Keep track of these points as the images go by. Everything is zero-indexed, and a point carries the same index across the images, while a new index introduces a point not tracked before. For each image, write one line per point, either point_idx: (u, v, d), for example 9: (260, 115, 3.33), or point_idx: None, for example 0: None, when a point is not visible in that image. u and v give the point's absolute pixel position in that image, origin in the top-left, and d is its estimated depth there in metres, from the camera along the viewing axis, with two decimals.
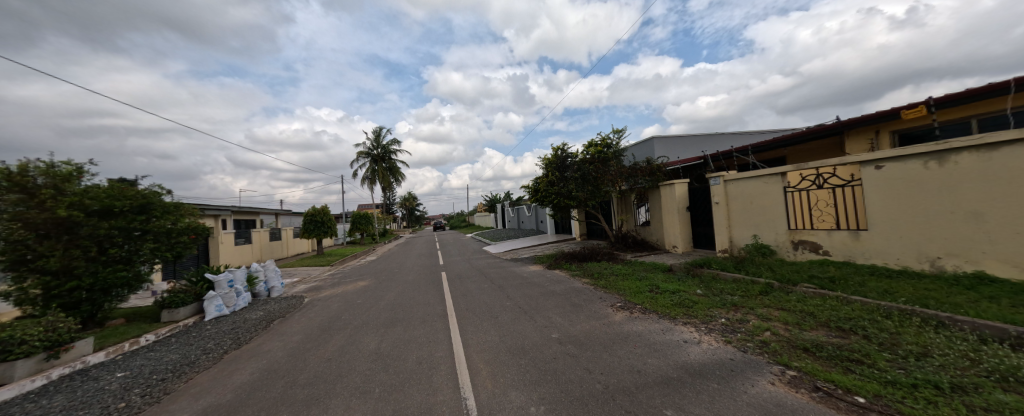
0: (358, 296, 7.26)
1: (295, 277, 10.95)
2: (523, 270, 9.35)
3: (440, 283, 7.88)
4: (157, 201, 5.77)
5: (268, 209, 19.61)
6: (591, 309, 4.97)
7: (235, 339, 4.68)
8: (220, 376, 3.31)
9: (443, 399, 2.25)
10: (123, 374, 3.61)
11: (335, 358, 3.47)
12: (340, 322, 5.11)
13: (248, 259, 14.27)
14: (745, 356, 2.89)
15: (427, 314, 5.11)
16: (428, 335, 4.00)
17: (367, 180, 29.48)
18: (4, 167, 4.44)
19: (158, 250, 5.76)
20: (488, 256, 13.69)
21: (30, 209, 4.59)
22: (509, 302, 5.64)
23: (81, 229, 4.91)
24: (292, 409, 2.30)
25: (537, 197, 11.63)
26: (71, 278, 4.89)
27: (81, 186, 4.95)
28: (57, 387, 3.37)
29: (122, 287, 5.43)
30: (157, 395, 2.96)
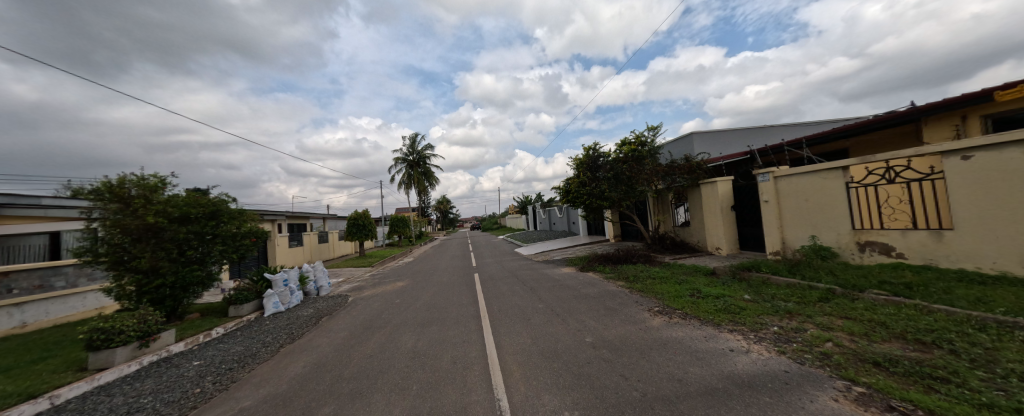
0: (396, 296, 7.61)
1: (340, 277, 11.73)
2: (555, 272, 9.25)
3: (473, 285, 8.05)
4: (225, 208, 6.46)
5: (315, 214, 21.26)
6: (627, 313, 4.79)
7: (290, 333, 5.13)
8: (277, 367, 3.63)
9: (477, 399, 2.28)
10: (198, 363, 4.08)
11: (377, 354, 3.66)
12: (380, 321, 5.39)
13: (300, 261, 15.49)
14: (802, 369, 2.62)
15: (460, 315, 5.25)
16: (462, 335, 4.09)
17: (404, 185, 30.93)
18: (107, 180, 5.23)
19: (226, 252, 6.45)
20: (520, 257, 13.71)
21: (125, 217, 5.36)
22: (541, 304, 5.61)
23: (165, 233, 5.62)
24: (339, 401, 2.47)
25: (568, 198, 11.45)
26: (158, 277, 5.64)
27: (164, 195, 5.67)
28: (148, 372, 3.90)
29: (198, 285, 6.17)
30: (226, 382, 3.31)
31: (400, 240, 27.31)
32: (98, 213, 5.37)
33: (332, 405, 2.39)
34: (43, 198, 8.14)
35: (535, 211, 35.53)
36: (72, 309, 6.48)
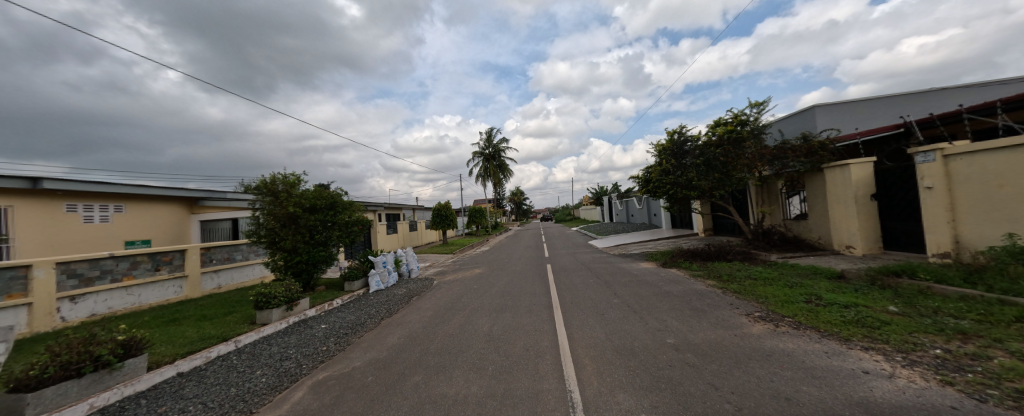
0: (474, 282, 8.18)
1: (427, 262, 13.13)
2: (633, 267, 8.72)
3: (545, 275, 8.15)
4: (340, 200, 7.79)
5: (407, 205, 24.10)
6: (718, 316, 4.26)
7: (389, 308, 5.99)
8: (379, 336, 4.29)
9: (548, 388, 2.33)
10: (325, 326, 5.09)
11: (457, 334, 4.01)
12: (460, 304, 5.88)
13: (396, 246, 17.81)
14: (982, 408, 1.97)
15: (533, 304, 5.38)
16: (535, 324, 4.19)
17: (481, 178, 32.73)
18: (264, 179, 6.81)
19: (342, 237, 7.80)
20: (594, 250, 13.30)
21: (276, 207, 6.92)
22: (617, 299, 5.37)
23: (300, 220, 7.08)
24: (427, 371, 2.80)
25: (648, 188, 10.58)
26: (297, 255, 7.15)
27: (300, 190, 7.12)
28: (292, 330, 5.01)
29: (323, 262, 7.62)
30: (343, 344, 4.06)
31: (477, 230, 29.09)
32: (259, 204, 7.03)
33: (421, 374, 2.73)
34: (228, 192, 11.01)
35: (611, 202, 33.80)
36: (246, 276, 8.68)
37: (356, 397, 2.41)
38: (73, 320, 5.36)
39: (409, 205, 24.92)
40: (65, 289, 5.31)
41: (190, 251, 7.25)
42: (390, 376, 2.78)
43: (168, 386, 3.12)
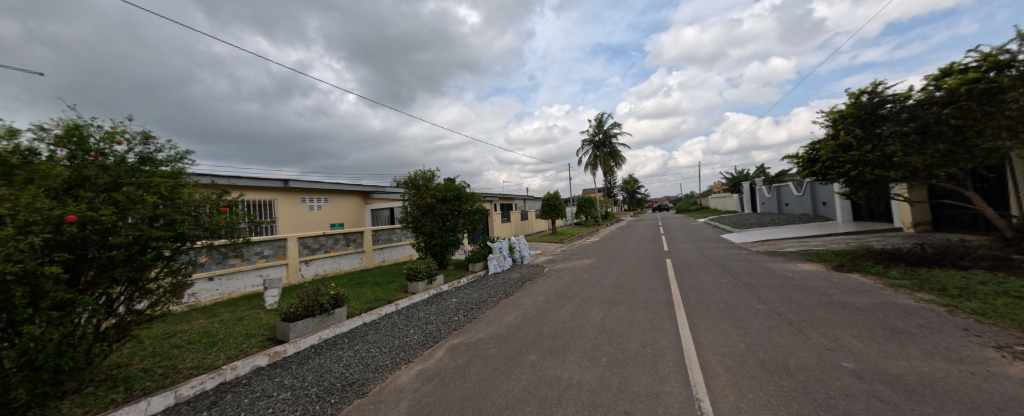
0: (585, 272, 8.12)
1: (538, 250, 13.74)
2: (785, 268, 7.01)
3: (665, 270, 7.37)
4: (465, 191, 8.87)
5: (518, 196, 25.63)
6: (937, 343, 3.02)
7: (505, 290, 6.55)
8: (498, 314, 4.76)
9: (671, 391, 2.13)
10: (455, 299, 5.97)
11: (569, 322, 4.08)
12: (571, 293, 5.94)
13: (509, 233, 19.21)
14: None
15: (650, 300, 4.98)
16: (653, 321, 3.88)
17: (590, 167, 31.85)
18: (410, 176, 8.38)
19: (466, 224, 8.91)
20: (728, 246, 11.27)
21: (418, 199, 8.43)
22: (762, 305, 4.44)
23: (435, 209, 8.43)
24: (541, 352, 2.98)
25: (814, 170, 8.18)
26: (433, 239, 8.56)
27: (435, 183, 8.46)
28: (432, 299, 6.07)
29: (453, 245, 8.87)
30: (470, 317, 4.68)
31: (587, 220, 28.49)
32: (407, 196, 8.68)
33: (536, 354, 2.91)
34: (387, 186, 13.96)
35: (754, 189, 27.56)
36: (400, 253, 10.89)
37: (482, 365, 2.77)
38: (307, 276, 7.84)
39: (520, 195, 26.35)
40: (302, 255, 7.79)
41: (366, 232, 9.55)
42: (509, 351, 3.07)
43: (358, 330, 4.27)
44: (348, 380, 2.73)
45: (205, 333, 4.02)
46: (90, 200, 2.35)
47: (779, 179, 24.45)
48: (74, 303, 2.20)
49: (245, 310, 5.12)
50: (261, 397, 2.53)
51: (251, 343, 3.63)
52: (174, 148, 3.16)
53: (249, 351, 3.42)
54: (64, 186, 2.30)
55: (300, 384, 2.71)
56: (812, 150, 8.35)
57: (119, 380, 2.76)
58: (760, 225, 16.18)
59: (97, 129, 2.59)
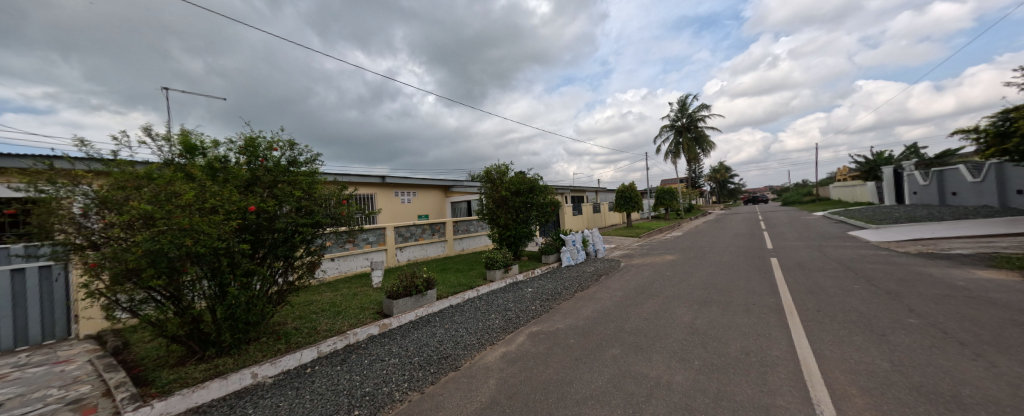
0: (667, 268, 7.54)
1: (613, 244, 13.22)
2: (948, 275, 5.48)
3: (770, 270, 6.38)
4: (538, 184, 8.98)
5: (589, 188, 25.00)
6: None
7: (580, 283, 6.47)
8: (576, 306, 4.74)
9: (783, 405, 1.88)
10: (531, 289, 6.11)
11: (653, 319, 3.88)
12: (653, 289, 5.59)
13: (581, 226, 18.77)
14: None
15: (752, 302, 4.39)
16: (755, 327, 3.44)
17: (670, 155, 29.31)
18: (486, 169, 8.81)
19: (539, 216, 9.03)
20: (858, 245, 9.26)
21: (494, 191, 8.82)
22: (913, 318, 3.56)
23: (510, 202, 8.73)
24: (623, 346, 2.92)
25: (1005, 147, 6.09)
26: (508, 230, 8.89)
27: (509, 176, 8.74)
28: (509, 288, 6.33)
29: (527, 237, 9.07)
30: (547, 307, 4.76)
31: (666, 213, 26.21)
32: (483, 189, 9.13)
33: (619, 349, 2.85)
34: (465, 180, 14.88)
35: (898, 174, 21.67)
36: (478, 243, 11.55)
37: (563, 353, 2.83)
38: (401, 261, 8.89)
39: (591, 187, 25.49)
40: (397, 242, 8.84)
41: (448, 223, 10.35)
42: (590, 342, 3.07)
43: (447, 311, 4.71)
44: (442, 353, 3.07)
45: (334, 303, 4.89)
46: (260, 193, 3.11)
47: (941, 162, 18.68)
48: (251, 271, 2.99)
49: (359, 287, 6.05)
50: (376, 360, 2.99)
51: (366, 315, 4.30)
52: (310, 152, 3.80)
53: (364, 321, 4.06)
54: (244, 183, 3.09)
55: (404, 353, 3.13)
56: (1004, 121, 6.21)
57: (281, 335, 3.55)
58: (906, 221, 12.77)
59: (263, 140, 3.32)
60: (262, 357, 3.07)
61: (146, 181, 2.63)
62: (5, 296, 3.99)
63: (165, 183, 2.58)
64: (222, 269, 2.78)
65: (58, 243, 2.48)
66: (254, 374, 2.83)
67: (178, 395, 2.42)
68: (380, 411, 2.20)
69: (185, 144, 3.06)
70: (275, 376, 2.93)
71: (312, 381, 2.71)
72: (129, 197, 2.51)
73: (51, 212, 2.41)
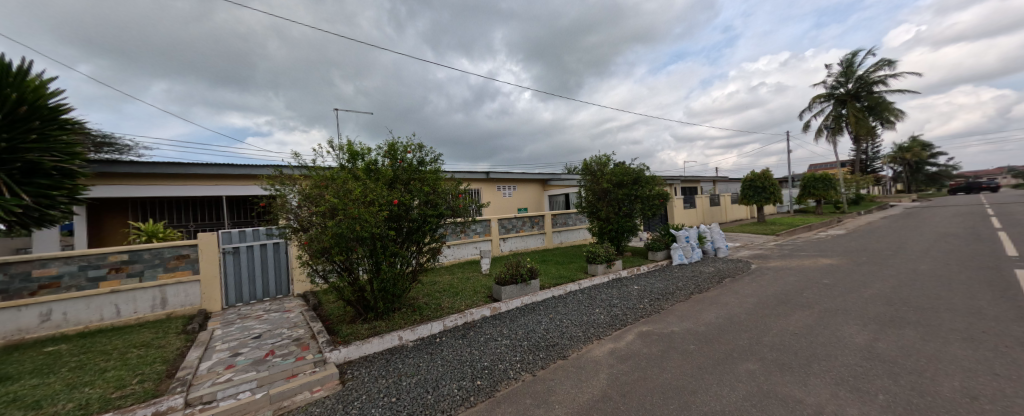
0: (821, 275, 6.00)
1: (738, 242, 11.26)
2: None
3: (1013, 288, 4.39)
4: (643, 175, 8.34)
5: (705, 178, 21.83)
6: None
7: (697, 285, 5.73)
8: (694, 310, 4.23)
9: None
10: (638, 287, 5.70)
11: (803, 334, 3.17)
12: (801, 299, 4.55)
13: (694, 221, 16.57)
14: None
15: (975, 329, 3.13)
16: (982, 363, 2.45)
17: (825, 132, 23.11)
18: (585, 162, 8.64)
19: (644, 209, 8.38)
20: None
21: (594, 184, 8.57)
22: None
23: (611, 194, 8.37)
24: (761, 362, 2.48)
25: None
26: (609, 224, 8.53)
27: (610, 168, 8.36)
28: (612, 284, 6.05)
29: (629, 231, 8.59)
30: (658, 308, 4.39)
31: (817, 206, 20.77)
32: (583, 182, 8.99)
33: (757, 364, 2.42)
34: (563, 173, 14.92)
35: None
36: (576, 236, 11.46)
37: (684, 359, 2.57)
38: (505, 251, 9.53)
39: (706, 177, 22.22)
40: (501, 233, 9.51)
41: (547, 216, 10.58)
42: (716, 351, 2.71)
43: (550, 302, 4.82)
44: (549, 341, 3.20)
45: (454, 285, 5.61)
46: (399, 188, 3.77)
47: None
48: (395, 253, 3.63)
49: (472, 272, 6.77)
50: (491, 340, 3.31)
51: (479, 297, 4.78)
52: (434, 153, 4.39)
53: (478, 303, 4.53)
54: (389, 182, 3.77)
55: (515, 336, 3.38)
56: None
57: (415, 308, 4.24)
58: None
59: (400, 145, 4.02)
60: (404, 324, 3.73)
61: (330, 180, 3.46)
62: (257, 262, 5.89)
63: (341, 182, 3.37)
64: (377, 250, 3.48)
65: (284, 226, 3.49)
66: (400, 337, 3.50)
67: (355, 345, 3.24)
68: (498, 385, 2.44)
69: (351, 151, 3.90)
70: (414, 340, 3.55)
71: (442, 350, 3.18)
72: (321, 193, 3.37)
73: (281, 204, 3.42)
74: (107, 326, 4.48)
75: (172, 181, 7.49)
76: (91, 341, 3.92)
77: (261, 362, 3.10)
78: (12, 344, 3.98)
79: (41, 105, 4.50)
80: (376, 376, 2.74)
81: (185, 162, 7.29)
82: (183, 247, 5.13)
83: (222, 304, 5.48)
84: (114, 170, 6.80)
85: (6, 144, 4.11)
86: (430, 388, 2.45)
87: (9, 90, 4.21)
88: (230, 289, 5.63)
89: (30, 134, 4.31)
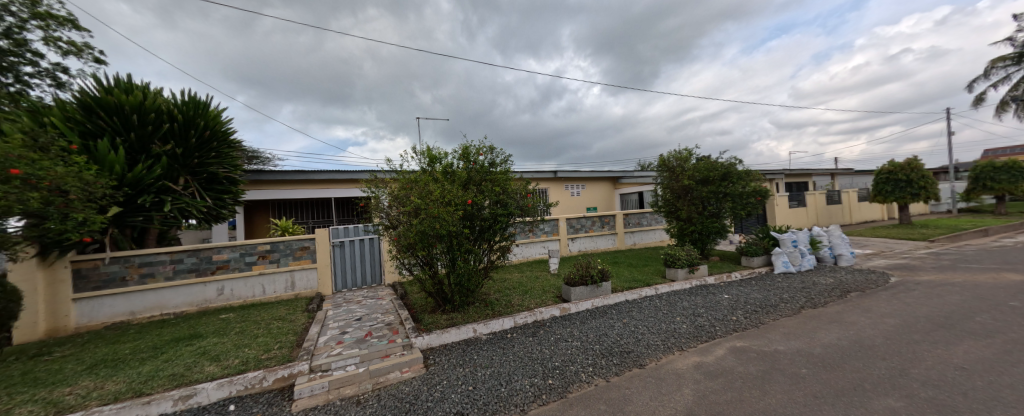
0: (1009, 295, 4.46)
1: (869, 249, 9.08)
2: None
3: None
4: (734, 170, 7.33)
5: (818, 170, 18.16)
6: None
7: (808, 298, 4.80)
8: (805, 328, 3.55)
9: None
10: (728, 296, 5.03)
11: (977, 371, 2.40)
12: (974, 325, 3.45)
13: (801, 223, 13.93)
14: None
15: None
16: None
17: (1012, 105, 17.17)
18: (662, 157, 7.96)
19: (736, 209, 7.35)
20: None
21: (673, 181, 7.83)
22: None
23: (694, 192, 7.55)
24: (908, 399, 1.96)
25: None
26: (691, 225, 7.70)
27: (692, 163, 7.54)
28: (696, 291, 5.44)
29: (716, 233, 7.64)
30: (756, 322, 3.80)
31: (998, 203, 15.53)
32: (659, 179, 8.29)
33: (903, 402, 1.92)
34: (636, 170, 14.00)
35: None
36: (651, 238, 10.65)
37: (792, 384, 2.18)
38: (573, 251, 9.36)
39: (819, 170, 18.46)
40: (569, 233, 9.36)
41: (618, 215, 10.05)
42: (838, 380, 2.24)
43: (624, 306, 4.56)
44: (623, 347, 3.04)
45: (523, 282, 5.73)
46: (472, 189, 4.00)
47: None
48: (469, 249, 3.86)
49: (540, 271, 6.81)
50: (561, 340, 3.29)
51: (548, 297, 4.79)
52: (504, 154, 4.53)
53: (547, 302, 4.54)
54: (463, 183, 4.03)
55: (586, 338, 3.29)
56: None
57: (488, 303, 4.45)
58: None
59: (473, 148, 4.26)
60: (478, 318, 3.95)
61: (414, 183, 3.84)
62: (357, 253, 6.85)
63: (422, 185, 3.71)
64: (454, 247, 3.75)
65: (377, 223, 3.99)
66: (474, 330, 3.70)
67: (436, 333, 3.54)
68: (570, 387, 2.41)
69: (430, 156, 4.27)
70: (487, 334, 3.72)
71: (513, 345, 3.27)
72: (407, 194, 3.76)
73: (375, 204, 3.92)
74: (256, 301, 5.76)
75: (297, 186, 9.16)
76: (247, 312, 5.06)
77: (362, 341, 3.61)
78: (202, 310, 5.40)
79: (218, 130, 6.00)
80: (454, 364, 2.96)
81: (305, 170, 8.85)
82: (305, 240, 6.26)
83: (332, 288, 6.52)
84: (260, 177, 8.65)
85: (197, 161, 5.72)
86: (503, 382, 2.53)
87: (201, 121, 5.66)
88: (338, 276, 6.66)
89: (210, 152, 5.88)
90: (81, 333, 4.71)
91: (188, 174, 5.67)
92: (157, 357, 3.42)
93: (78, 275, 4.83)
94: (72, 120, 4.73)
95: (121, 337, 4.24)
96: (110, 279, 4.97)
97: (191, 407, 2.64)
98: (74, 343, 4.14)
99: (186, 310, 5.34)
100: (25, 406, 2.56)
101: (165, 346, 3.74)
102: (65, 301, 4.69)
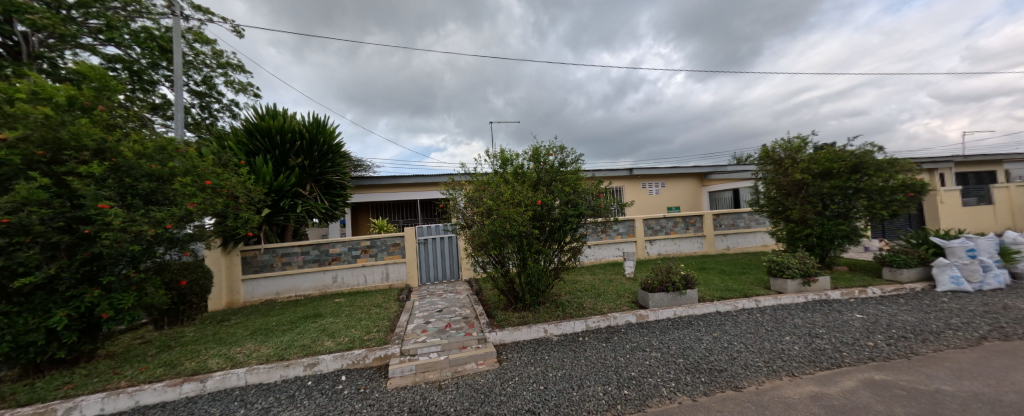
0: None
1: None
2: None
3: None
4: (870, 159, 5.83)
5: (1015, 154, 13.23)
6: None
7: (997, 327, 3.53)
8: (992, 366, 2.62)
9: None
10: (862, 316, 4.02)
11: None
12: None
13: (985, 227, 10.33)
14: None
15: None
16: None
17: None
18: (764, 147, 6.78)
19: (874, 208, 5.83)
20: None
21: (779, 175, 6.61)
22: None
23: (810, 188, 6.25)
24: None
25: None
26: (807, 227, 6.38)
27: (807, 153, 6.25)
28: (813, 307, 4.48)
29: (844, 238, 6.19)
30: (905, 351, 2.95)
31: None
32: (761, 174, 7.08)
33: None
34: (729, 164, 12.25)
35: None
36: (749, 242, 9.18)
37: None
38: (652, 254, 8.65)
39: (1018, 154, 13.39)
40: (647, 235, 8.69)
41: (706, 216, 8.93)
42: None
43: (714, 318, 4.04)
44: (713, 365, 2.69)
45: (596, 285, 5.52)
46: (542, 189, 4.03)
47: None
48: (539, 250, 3.90)
49: (615, 274, 6.48)
50: (637, 349, 3.08)
51: (624, 302, 4.52)
52: (575, 153, 4.45)
53: (622, 307, 4.29)
54: (533, 183, 4.08)
55: (667, 350, 3.01)
56: None
57: (559, 304, 4.41)
58: None
59: (543, 148, 4.28)
60: (549, 319, 3.95)
61: (487, 185, 4.04)
62: (438, 250, 7.51)
63: (495, 187, 3.88)
64: (525, 246, 3.82)
65: (455, 223, 4.30)
66: (545, 330, 3.71)
67: (508, 330, 3.67)
68: (648, 401, 2.23)
69: (502, 158, 4.42)
70: (559, 335, 3.69)
71: (585, 349, 3.19)
72: (481, 196, 3.98)
73: (453, 206, 4.24)
74: (360, 289, 6.79)
75: (390, 189, 10.47)
76: (354, 298, 6.00)
77: (443, 331, 3.94)
78: (322, 293, 6.60)
79: (333, 145, 7.28)
80: (524, 363, 3.02)
81: (397, 175, 10.06)
82: (397, 237, 7.13)
83: (418, 280, 7.27)
84: (362, 183, 10.12)
85: (319, 170, 7.01)
86: (575, 386, 2.48)
87: (322, 139, 6.98)
88: (422, 269, 7.39)
89: (327, 163, 7.15)
90: (248, 305, 6.21)
91: (313, 181, 6.99)
92: (293, 330, 4.30)
93: (245, 261, 6.37)
94: (241, 142, 6.26)
95: (271, 312, 5.45)
96: (264, 265, 6.43)
97: (317, 373, 3.25)
98: (243, 314, 5.48)
99: (311, 293, 6.59)
100: (215, 359, 3.48)
101: (298, 321, 4.68)
102: (237, 281, 6.23)
